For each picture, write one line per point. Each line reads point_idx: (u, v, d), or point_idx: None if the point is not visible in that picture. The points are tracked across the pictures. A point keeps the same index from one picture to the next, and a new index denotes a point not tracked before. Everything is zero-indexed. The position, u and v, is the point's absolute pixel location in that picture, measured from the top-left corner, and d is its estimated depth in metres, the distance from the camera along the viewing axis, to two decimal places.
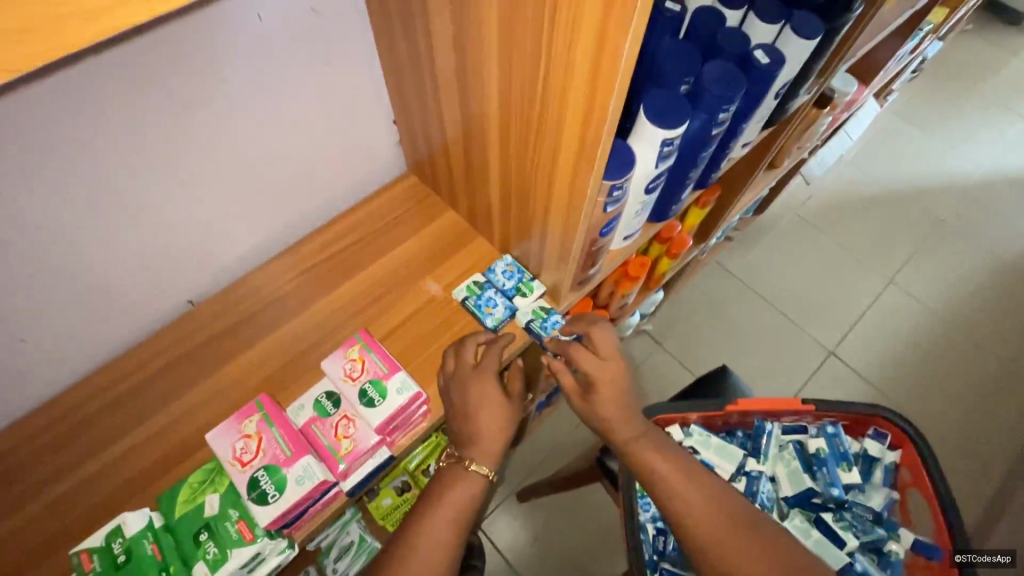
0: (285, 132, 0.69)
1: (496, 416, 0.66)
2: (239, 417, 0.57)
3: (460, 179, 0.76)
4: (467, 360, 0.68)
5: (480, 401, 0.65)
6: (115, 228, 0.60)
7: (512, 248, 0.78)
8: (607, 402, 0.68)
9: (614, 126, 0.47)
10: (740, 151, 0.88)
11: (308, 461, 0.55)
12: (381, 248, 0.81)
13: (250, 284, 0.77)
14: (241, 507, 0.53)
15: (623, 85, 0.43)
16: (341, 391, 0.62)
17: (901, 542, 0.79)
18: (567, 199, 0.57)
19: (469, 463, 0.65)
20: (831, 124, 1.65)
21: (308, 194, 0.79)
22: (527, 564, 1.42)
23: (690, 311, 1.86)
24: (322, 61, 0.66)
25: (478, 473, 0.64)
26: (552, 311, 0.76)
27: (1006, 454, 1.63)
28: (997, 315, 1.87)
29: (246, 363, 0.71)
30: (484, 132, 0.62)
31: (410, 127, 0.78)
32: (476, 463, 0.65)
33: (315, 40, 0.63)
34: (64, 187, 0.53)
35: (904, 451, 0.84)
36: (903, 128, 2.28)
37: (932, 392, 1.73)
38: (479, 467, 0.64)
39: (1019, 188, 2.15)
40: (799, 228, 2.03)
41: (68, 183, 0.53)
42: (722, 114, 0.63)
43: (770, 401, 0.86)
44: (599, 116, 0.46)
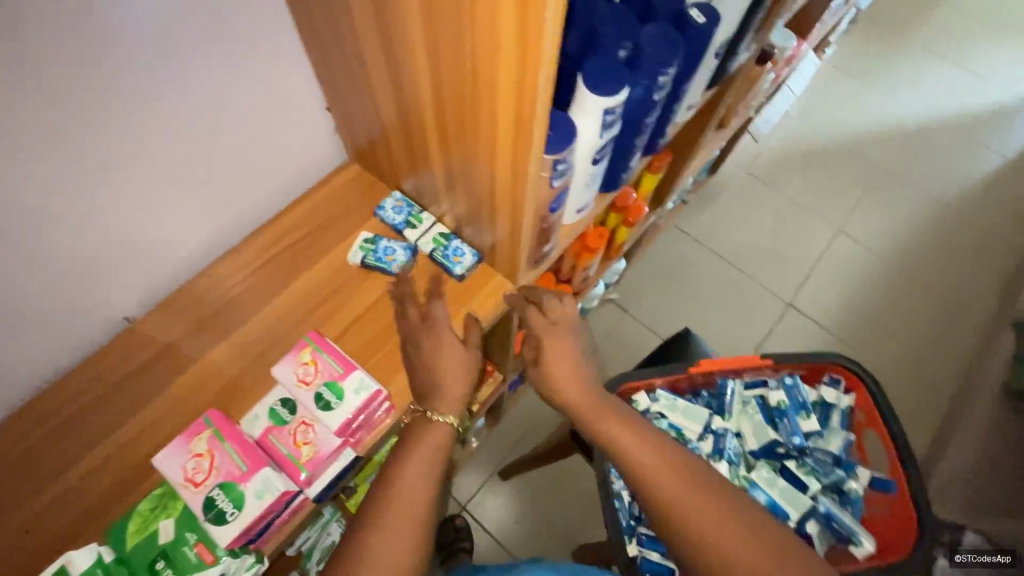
0: (204, 127, 0.64)
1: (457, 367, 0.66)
2: (187, 436, 0.53)
3: (401, 163, 0.72)
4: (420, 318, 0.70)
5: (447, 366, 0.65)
6: (25, 245, 0.56)
7: (397, 183, 0.79)
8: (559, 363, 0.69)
9: (548, 99, 0.45)
10: (686, 114, 0.87)
11: (267, 474, 0.52)
12: (331, 241, 0.77)
13: (191, 292, 0.72)
14: (198, 530, 0.50)
15: (552, 49, 0.41)
16: (296, 397, 0.59)
17: (859, 480, 0.84)
18: (512, 177, 0.55)
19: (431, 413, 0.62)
20: (774, 81, 1.67)
21: (244, 191, 0.74)
22: (515, 540, 1.44)
23: (654, 276, 1.89)
24: (238, 47, 0.61)
25: (443, 422, 0.62)
26: (450, 238, 0.76)
27: (950, 384, 1.74)
28: (937, 254, 1.97)
29: (194, 379, 0.67)
30: (421, 113, 0.59)
31: (344, 112, 0.74)
32: (439, 411, 0.62)
33: (226, 24, 0.58)
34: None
35: (857, 394, 0.88)
36: (842, 79, 2.34)
37: (884, 332, 1.82)
38: (444, 417, 0.62)
39: (952, 131, 2.24)
40: (750, 185, 2.08)
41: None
42: (662, 77, 0.62)
43: (730, 359, 0.88)
44: (531, 87, 0.44)
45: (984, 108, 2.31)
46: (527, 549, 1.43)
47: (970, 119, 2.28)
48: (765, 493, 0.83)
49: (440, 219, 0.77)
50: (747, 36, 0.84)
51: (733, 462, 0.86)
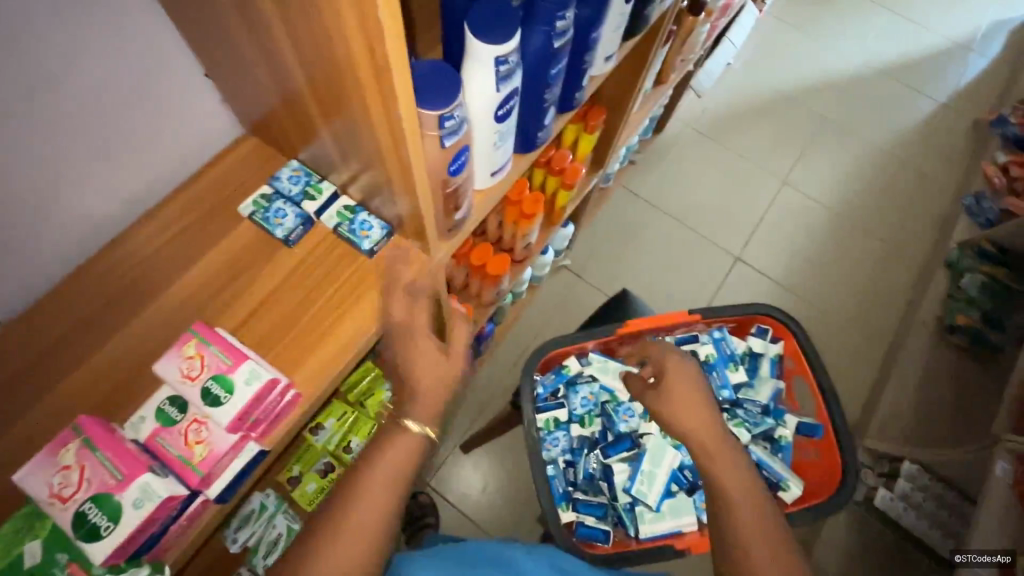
0: (55, 110, 0.55)
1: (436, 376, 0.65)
2: (54, 448, 0.48)
3: (296, 134, 0.66)
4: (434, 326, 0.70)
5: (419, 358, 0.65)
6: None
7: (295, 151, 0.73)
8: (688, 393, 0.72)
9: (400, 34, 0.39)
10: (605, 66, 0.83)
11: (147, 480, 0.47)
12: (226, 224, 0.70)
13: (70, 293, 0.65)
14: (71, 549, 0.46)
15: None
16: (183, 394, 0.54)
17: (788, 427, 0.85)
18: (392, 136, 0.50)
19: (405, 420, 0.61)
20: (711, 33, 1.64)
21: (121, 176, 0.66)
22: (479, 510, 1.44)
23: (604, 239, 1.88)
24: (84, 13, 0.53)
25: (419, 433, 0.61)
26: (357, 210, 0.72)
27: (889, 324, 1.81)
28: (876, 200, 2.02)
29: (80, 382, 0.61)
30: (297, 76, 0.52)
31: (228, 81, 0.66)
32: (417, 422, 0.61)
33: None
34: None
35: (785, 341, 0.89)
36: (782, 30, 2.33)
37: (827, 279, 1.87)
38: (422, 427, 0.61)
39: (887, 77, 2.28)
40: (696, 142, 2.07)
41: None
42: (561, 22, 0.57)
43: (659, 317, 0.87)
44: (378, 32, 0.39)
45: (917, 53, 2.35)
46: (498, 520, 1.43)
47: (904, 65, 2.32)
48: None
49: (343, 192, 0.72)
50: None
51: None
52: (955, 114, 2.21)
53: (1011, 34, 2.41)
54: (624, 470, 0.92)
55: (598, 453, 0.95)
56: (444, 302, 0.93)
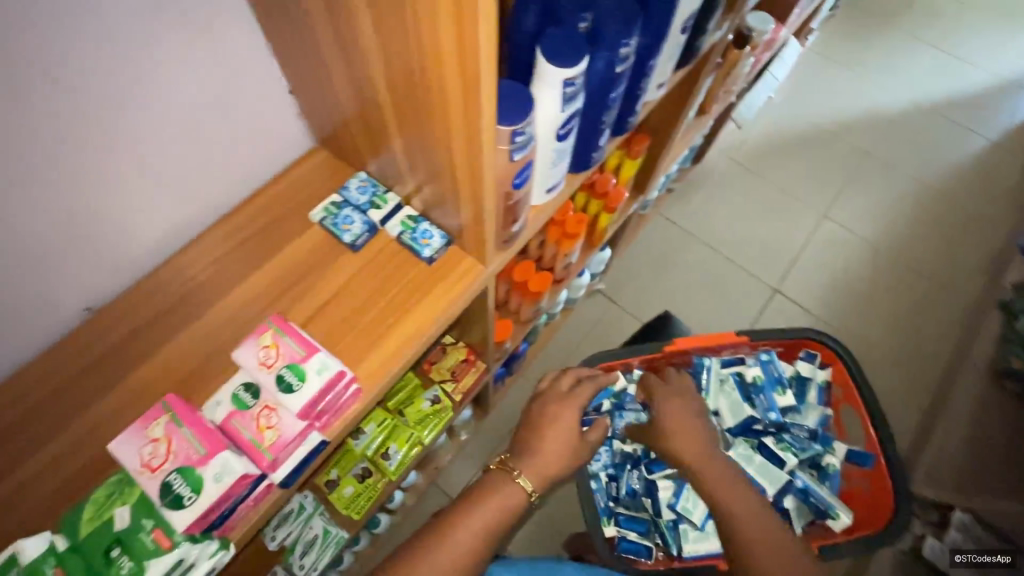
0: (160, 116, 0.62)
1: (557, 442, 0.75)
2: (144, 422, 0.52)
3: (367, 147, 0.71)
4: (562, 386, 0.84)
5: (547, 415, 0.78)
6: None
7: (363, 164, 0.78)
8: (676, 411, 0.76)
9: (493, 60, 0.44)
10: (657, 93, 0.87)
11: (227, 457, 0.51)
12: (296, 227, 0.76)
13: (154, 284, 0.71)
14: (156, 516, 0.49)
15: (488, 15, 0.40)
16: (258, 380, 0.58)
17: (836, 454, 0.84)
18: (467, 151, 0.54)
19: (516, 473, 0.71)
20: (755, 66, 1.66)
21: (206, 181, 0.72)
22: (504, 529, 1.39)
23: (640, 265, 1.89)
24: (192, 31, 0.59)
25: (522, 486, 0.70)
26: (419, 220, 0.76)
27: (936, 364, 1.75)
28: (923, 236, 1.98)
29: (159, 366, 0.66)
30: (378, 93, 0.58)
31: (309, 99, 0.73)
32: (522, 476, 0.71)
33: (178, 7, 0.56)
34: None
35: (834, 368, 0.88)
36: (825, 66, 2.34)
37: (869, 315, 1.83)
38: (524, 482, 0.70)
39: (934, 115, 2.25)
40: (735, 173, 2.08)
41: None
42: (624, 48, 0.61)
43: (707, 336, 0.87)
44: (472, 59, 0.43)
45: (965, 89, 2.32)
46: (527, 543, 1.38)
47: (951, 102, 2.29)
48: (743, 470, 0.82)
49: (406, 202, 0.77)
50: (716, 12, 0.83)
51: None
52: (1007, 153, 2.16)
53: None
54: (668, 487, 0.92)
55: (642, 470, 0.95)
56: (490, 313, 0.96)
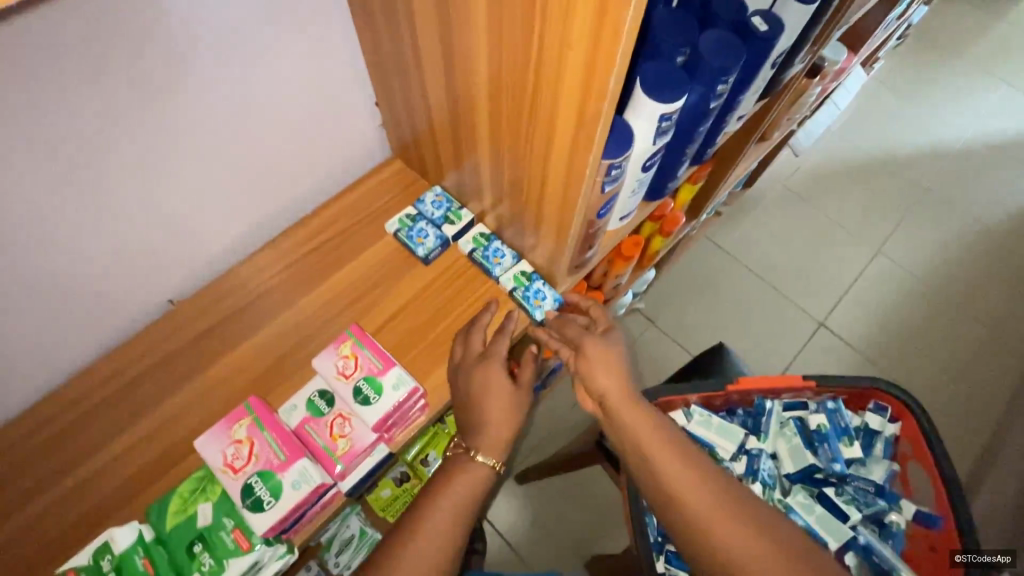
0: (257, 120, 0.65)
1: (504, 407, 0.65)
2: (228, 422, 0.54)
3: (448, 161, 0.72)
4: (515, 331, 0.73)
5: (486, 390, 0.63)
6: (71, 223, 0.55)
7: (438, 179, 0.79)
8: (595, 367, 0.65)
9: (615, 102, 0.44)
10: (735, 124, 0.85)
11: (305, 465, 0.52)
12: (370, 236, 0.77)
13: (231, 281, 0.73)
14: (236, 516, 0.51)
15: (620, 65, 0.40)
16: (334, 389, 0.59)
17: (902, 513, 0.81)
18: (565, 180, 0.54)
19: (473, 453, 0.63)
20: (821, 93, 1.62)
21: (286, 182, 0.75)
22: (527, 543, 1.36)
23: (682, 287, 1.86)
24: (296, 40, 0.62)
25: (484, 464, 0.62)
26: (491, 238, 0.76)
27: (990, 416, 1.66)
28: (983, 279, 1.89)
29: (232, 363, 0.68)
30: (474, 112, 0.58)
31: (393, 111, 0.74)
32: (482, 453, 0.63)
33: (289, 18, 0.59)
34: (7, 182, 0.48)
35: (905, 423, 0.85)
36: (888, 96, 2.27)
37: (920, 358, 1.75)
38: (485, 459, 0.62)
39: (1002, 153, 2.15)
40: (786, 200, 2.03)
41: (10, 177, 0.48)
42: (721, 85, 0.60)
43: (771, 378, 0.86)
44: (594, 102, 0.43)
45: None
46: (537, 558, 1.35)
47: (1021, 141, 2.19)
48: (801, 519, 0.81)
49: (479, 218, 0.78)
50: (804, 48, 0.82)
51: (769, 485, 0.84)
52: None
53: None
54: None
55: None
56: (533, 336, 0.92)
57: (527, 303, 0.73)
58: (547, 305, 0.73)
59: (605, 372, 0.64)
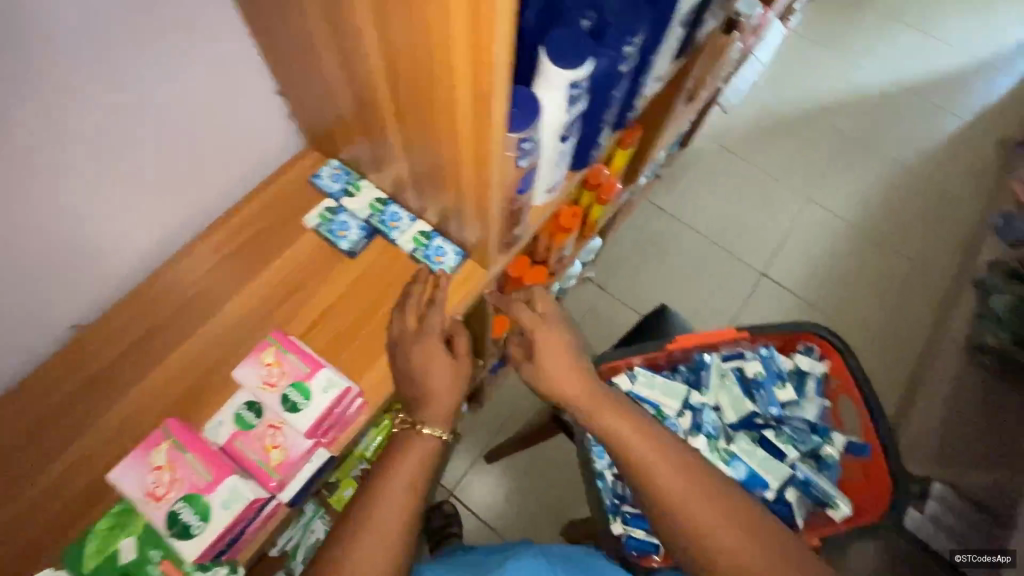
0: (151, 127, 0.59)
1: (444, 378, 0.63)
2: (144, 449, 0.51)
3: (364, 147, 0.69)
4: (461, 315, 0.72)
5: (425, 360, 0.62)
6: None
7: (335, 151, 0.76)
8: (554, 363, 0.66)
9: (507, 74, 0.42)
10: (655, 85, 0.85)
11: (234, 482, 0.50)
12: (292, 234, 0.73)
13: (147, 299, 0.67)
14: (162, 547, 0.48)
15: (505, 37, 0.38)
16: (261, 399, 0.56)
17: (835, 445, 0.86)
18: (476, 160, 0.52)
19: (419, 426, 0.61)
20: (742, 49, 1.65)
21: (194, 187, 0.69)
22: (505, 521, 1.38)
23: (631, 252, 1.89)
24: (176, 27, 0.55)
25: (430, 436, 0.61)
26: (387, 203, 0.75)
27: (916, 342, 1.79)
28: (903, 216, 2.01)
29: (157, 384, 0.64)
30: (378, 92, 0.55)
31: (300, 99, 0.69)
32: (428, 425, 0.61)
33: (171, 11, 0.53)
34: None
35: (832, 361, 0.89)
36: (808, 48, 2.34)
37: (852, 296, 1.86)
38: (433, 430, 0.61)
39: (914, 96, 2.27)
40: (721, 157, 2.08)
41: None
42: (628, 47, 0.59)
43: (708, 333, 0.89)
44: (485, 77, 0.42)
45: (944, 70, 2.34)
46: (513, 530, 1.37)
47: (930, 82, 2.31)
48: (745, 465, 0.85)
49: (378, 185, 0.75)
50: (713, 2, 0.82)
51: (713, 436, 0.87)
52: (981, 132, 2.19)
53: None
54: None
55: None
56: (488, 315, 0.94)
57: (428, 261, 0.71)
58: (448, 261, 0.72)
59: (565, 381, 0.66)
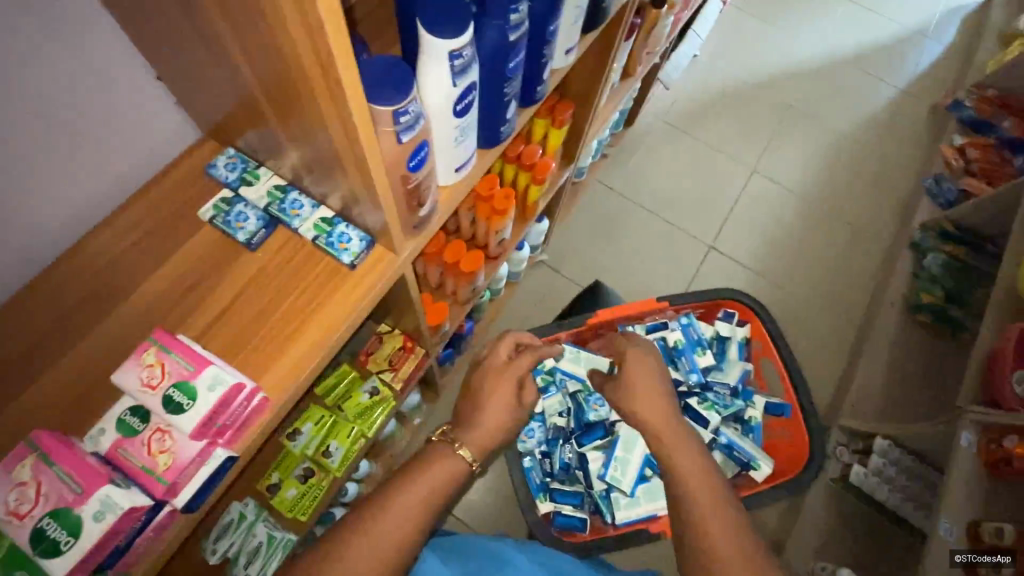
0: (15, 127, 0.54)
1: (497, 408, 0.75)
2: (9, 464, 0.48)
3: (256, 134, 0.65)
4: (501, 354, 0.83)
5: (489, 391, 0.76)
6: None
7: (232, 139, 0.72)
8: (640, 389, 0.72)
9: (343, 32, 0.40)
10: (567, 59, 0.83)
11: (107, 492, 0.48)
12: (189, 229, 0.69)
13: (27, 307, 0.63)
14: (30, 566, 0.46)
15: None
16: (143, 403, 0.53)
17: (756, 407, 0.98)
18: (346, 134, 0.50)
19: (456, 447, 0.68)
20: (677, 24, 1.65)
21: (76, 186, 0.64)
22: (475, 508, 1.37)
23: (582, 233, 1.89)
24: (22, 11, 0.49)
25: (462, 459, 0.66)
26: (287, 190, 0.72)
27: (859, 304, 1.86)
28: (843, 184, 2.07)
29: (40, 398, 0.59)
30: (249, 72, 0.51)
31: (182, 87, 0.64)
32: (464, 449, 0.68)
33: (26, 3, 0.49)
34: None
35: (750, 325, 1.01)
36: (747, 22, 2.37)
37: (796, 264, 1.91)
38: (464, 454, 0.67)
39: (849, 65, 2.33)
40: (667, 134, 2.09)
41: None
42: (515, 14, 0.58)
43: (632, 305, 0.98)
44: (321, 36, 0.40)
45: (877, 39, 2.40)
46: (478, 504, 1.38)
47: (864, 51, 2.37)
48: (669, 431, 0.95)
49: (276, 172, 0.72)
50: None
51: None
52: (913, 98, 2.26)
53: (970, 16, 2.47)
54: (598, 458, 1.05)
55: (572, 443, 1.07)
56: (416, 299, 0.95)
57: (332, 249, 0.69)
58: (354, 247, 0.69)
59: (646, 406, 0.70)
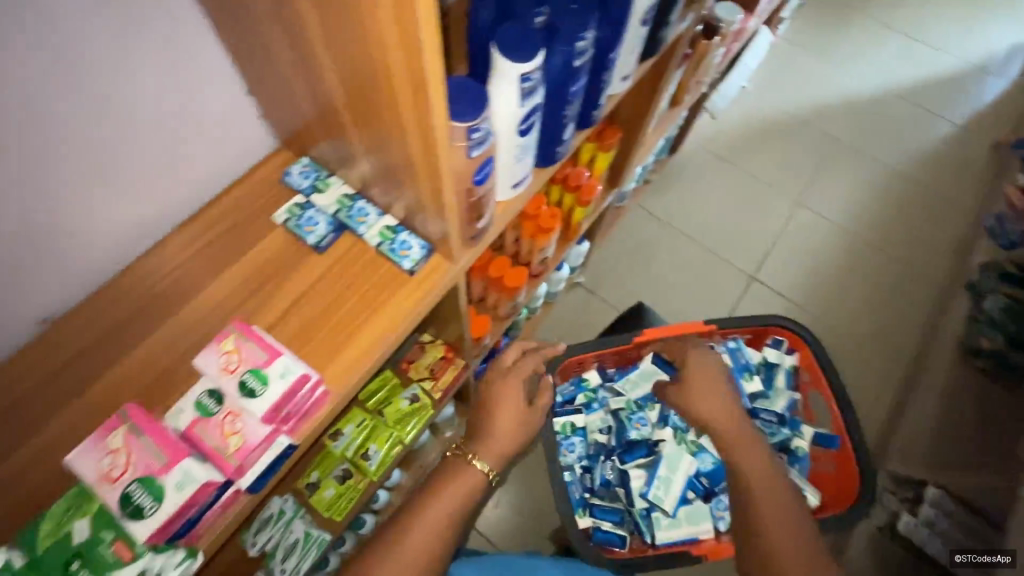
0: (126, 131, 0.62)
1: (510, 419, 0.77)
2: (102, 432, 0.53)
3: (331, 146, 0.70)
4: (507, 361, 0.86)
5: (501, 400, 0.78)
6: None
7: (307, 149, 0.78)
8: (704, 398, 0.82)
9: (437, 53, 0.44)
10: (623, 85, 0.86)
11: (188, 465, 0.52)
12: (262, 230, 0.74)
13: (120, 291, 0.69)
14: (115, 528, 0.50)
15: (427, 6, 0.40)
16: (220, 386, 0.57)
17: (804, 437, 0.97)
18: (421, 145, 0.54)
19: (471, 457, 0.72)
20: (727, 55, 1.67)
21: (170, 186, 0.71)
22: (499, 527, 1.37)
23: (621, 256, 1.90)
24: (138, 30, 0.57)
25: (478, 468, 0.71)
26: (355, 199, 0.77)
27: (910, 345, 1.78)
28: (894, 220, 2.01)
29: (122, 375, 0.64)
30: (336, 87, 0.56)
31: (269, 100, 0.71)
32: (478, 459, 0.72)
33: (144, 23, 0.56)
34: None
35: (799, 353, 1.01)
36: (797, 55, 2.37)
37: (842, 299, 1.86)
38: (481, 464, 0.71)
39: (903, 100, 2.28)
40: (711, 162, 2.09)
41: None
42: (581, 42, 0.61)
43: (678, 326, 0.99)
44: (416, 62, 0.45)
45: (934, 75, 2.35)
46: (502, 522, 1.38)
47: (920, 87, 2.32)
48: None
49: (346, 181, 0.77)
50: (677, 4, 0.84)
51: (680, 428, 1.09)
52: (972, 136, 2.19)
53: None
54: (640, 476, 1.04)
55: (614, 461, 1.07)
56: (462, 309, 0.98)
57: (393, 255, 0.73)
58: (413, 254, 0.73)
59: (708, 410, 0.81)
